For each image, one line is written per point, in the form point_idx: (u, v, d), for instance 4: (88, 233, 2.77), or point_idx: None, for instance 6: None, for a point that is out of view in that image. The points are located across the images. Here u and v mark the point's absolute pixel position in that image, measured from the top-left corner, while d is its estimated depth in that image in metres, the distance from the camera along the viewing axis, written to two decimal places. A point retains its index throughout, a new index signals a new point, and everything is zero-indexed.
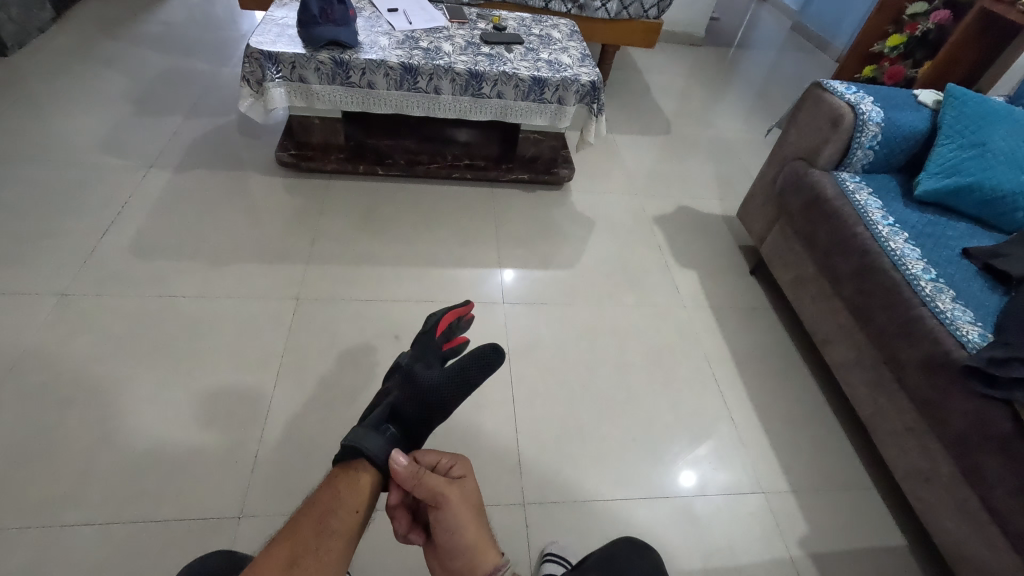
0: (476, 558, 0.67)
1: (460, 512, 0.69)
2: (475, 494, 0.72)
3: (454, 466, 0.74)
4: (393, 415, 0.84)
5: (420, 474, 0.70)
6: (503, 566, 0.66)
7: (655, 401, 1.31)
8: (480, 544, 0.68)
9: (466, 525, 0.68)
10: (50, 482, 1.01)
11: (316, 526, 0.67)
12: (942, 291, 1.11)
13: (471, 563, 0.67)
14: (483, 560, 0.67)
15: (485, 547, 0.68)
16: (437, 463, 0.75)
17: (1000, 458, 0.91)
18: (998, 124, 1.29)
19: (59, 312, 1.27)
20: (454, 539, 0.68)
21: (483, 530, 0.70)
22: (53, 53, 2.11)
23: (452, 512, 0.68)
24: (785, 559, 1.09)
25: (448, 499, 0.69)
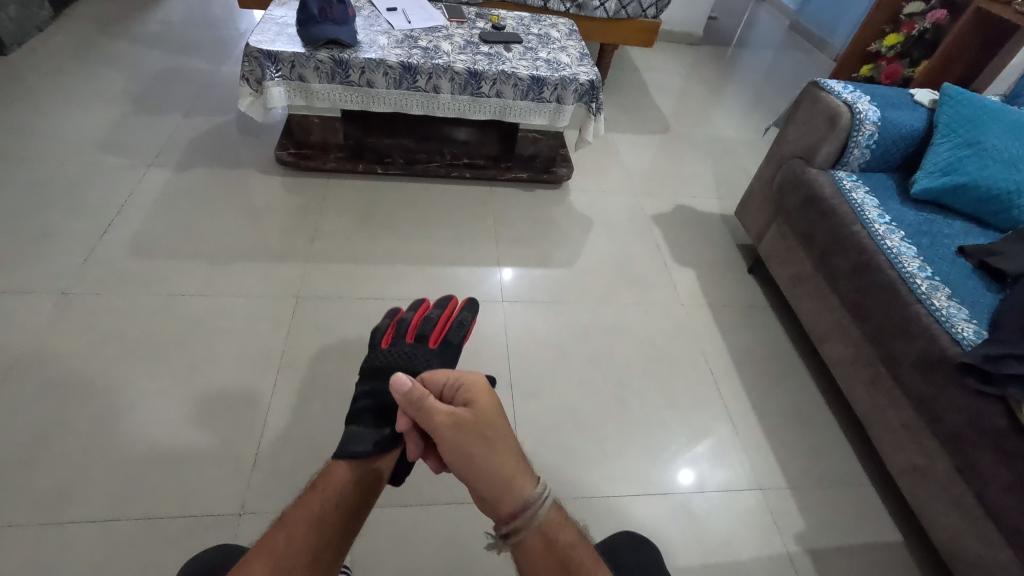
0: (503, 492, 0.56)
1: (474, 437, 0.59)
2: (490, 419, 0.62)
3: (462, 387, 0.65)
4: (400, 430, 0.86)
5: (420, 397, 0.63)
6: (535, 498, 0.55)
7: (654, 399, 1.32)
8: (505, 473, 0.57)
9: (479, 452, 0.58)
10: (51, 480, 1.01)
11: (352, 492, 0.70)
12: (938, 288, 1.12)
13: (496, 496, 0.56)
14: (512, 491, 0.56)
15: (512, 476, 0.57)
16: (446, 387, 0.67)
17: (996, 455, 0.91)
18: (995, 123, 1.29)
19: (58, 311, 1.27)
20: (469, 471, 0.58)
21: (508, 458, 0.59)
22: (51, 52, 2.11)
23: (461, 438, 0.59)
24: (782, 556, 1.10)
25: (456, 426, 0.60)
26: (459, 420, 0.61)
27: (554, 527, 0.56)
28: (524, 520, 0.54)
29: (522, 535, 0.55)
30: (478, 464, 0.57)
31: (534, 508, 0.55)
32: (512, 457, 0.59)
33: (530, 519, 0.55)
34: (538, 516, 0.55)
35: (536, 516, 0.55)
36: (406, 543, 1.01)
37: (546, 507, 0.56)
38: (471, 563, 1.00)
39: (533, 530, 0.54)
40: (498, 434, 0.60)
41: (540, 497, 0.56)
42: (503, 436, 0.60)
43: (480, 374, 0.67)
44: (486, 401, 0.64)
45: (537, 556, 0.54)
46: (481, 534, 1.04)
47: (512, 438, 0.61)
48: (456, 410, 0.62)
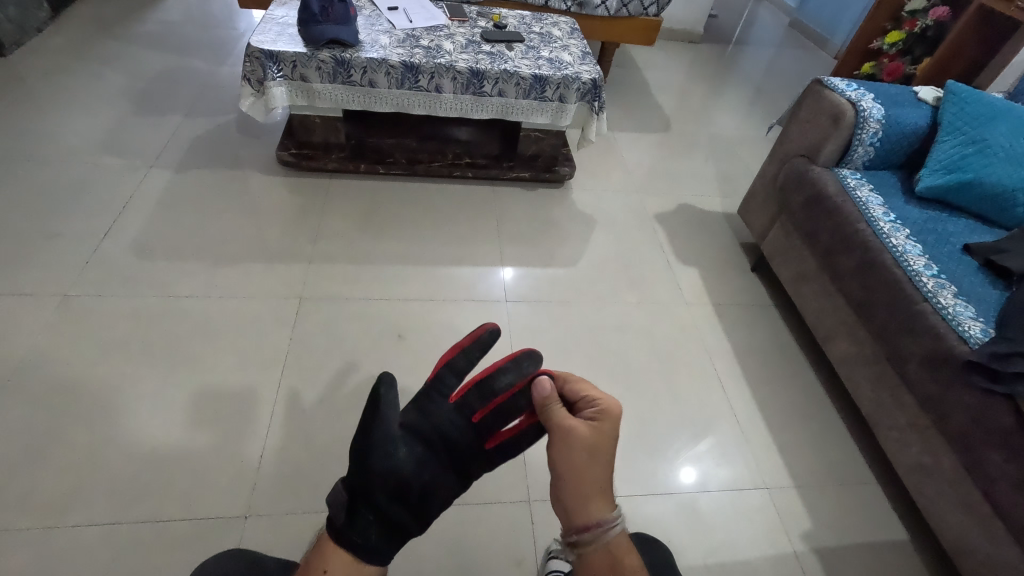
0: (583, 506, 0.62)
1: (581, 453, 0.63)
2: (601, 449, 0.64)
3: (593, 407, 0.67)
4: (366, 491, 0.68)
5: (549, 403, 0.67)
6: (609, 525, 0.60)
7: (659, 398, 1.32)
8: (589, 493, 0.62)
9: (574, 469, 0.63)
10: (54, 483, 1.01)
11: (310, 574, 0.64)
12: (944, 286, 1.11)
13: (576, 508, 0.63)
14: (590, 509, 0.62)
15: (596, 498, 0.62)
16: (580, 399, 0.68)
17: (1003, 452, 0.91)
18: (1000, 120, 1.29)
19: (60, 312, 1.26)
20: (562, 477, 0.64)
21: (600, 481, 0.63)
22: (50, 53, 2.10)
23: (568, 449, 0.63)
24: (789, 555, 1.10)
25: (571, 439, 0.64)
26: (573, 437, 0.64)
27: (623, 556, 0.60)
28: (595, 539, 0.60)
29: (588, 551, 0.60)
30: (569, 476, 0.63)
31: (607, 533, 0.60)
32: (601, 487, 0.63)
33: (601, 540, 0.60)
34: (609, 540, 0.60)
35: (606, 540, 0.60)
36: (412, 546, 1.01)
37: (618, 535, 0.61)
38: (477, 566, 1.00)
39: (600, 550, 0.60)
40: (602, 459, 0.63)
41: (615, 526, 0.61)
42: (606, 462, 0.64)
43: (615, 402, 0.67)
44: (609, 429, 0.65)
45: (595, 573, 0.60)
46: (487, 534, 1.04)
47: (611, 467, 0.64)
48: (575, 427, 0.64)
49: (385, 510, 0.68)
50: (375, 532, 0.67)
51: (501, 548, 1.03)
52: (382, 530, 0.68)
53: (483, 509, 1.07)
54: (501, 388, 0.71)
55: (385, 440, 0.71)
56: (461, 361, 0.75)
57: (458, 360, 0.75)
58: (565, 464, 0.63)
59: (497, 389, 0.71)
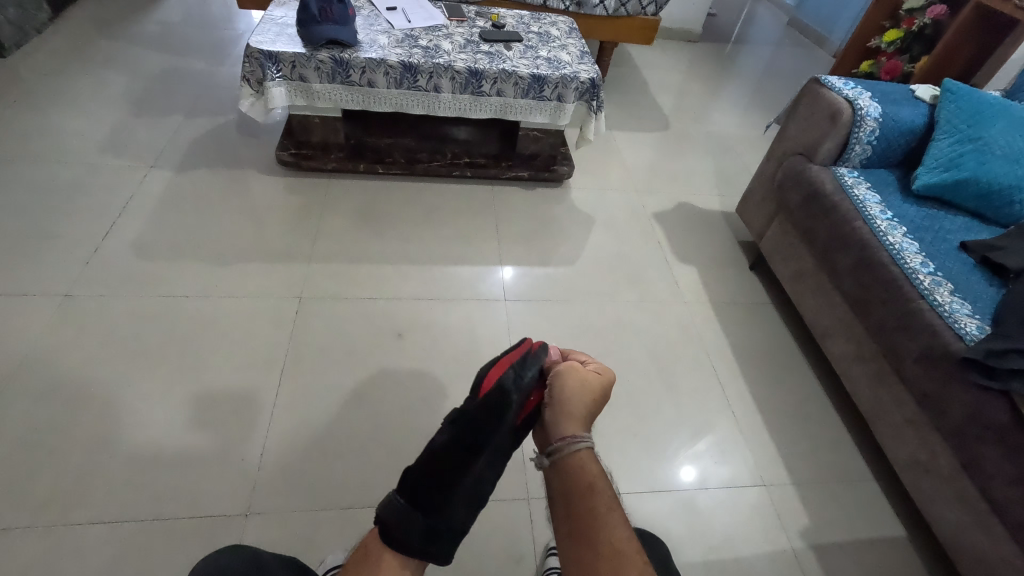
0: (559, 423, 0.68)
1: (568, 384, 0.72)
2: (590, 387, 0.73)
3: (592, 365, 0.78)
4: (439, 498, 0.61)
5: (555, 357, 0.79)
6: (580, 437, 0.66)
7: (658, 396, 1.32)
8: (567, 414, 0.69)
9: (562, 393, 0.71)
10: (56, 482, 1.01)
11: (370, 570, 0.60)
12: (940, 284, 1.12)
13: (554, 426, 0.68)
14: (565, 427, 0.68)
15: (572, 418, 0.69)
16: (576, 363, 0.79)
17: (999, 449, 0.92)
18: (996, 118, 1.30)
19: (62, 312, 1.27)
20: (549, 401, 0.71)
21: (580, 407, 0.70)
22: (50, 54, 2.10)
23: (557, 380, 0.73)
24: (787, 552, 1.11)
25: (562, 373, 0.73)
26: (570, 370, 0.74)
27: (589, 470, 0.63)
28: (564, 445, 0.65)
29: (557, 459, 0.65)
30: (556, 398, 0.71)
31: (576, 442, 0.65)
32: (579, 413, 0.70)
33: (569, 448, 0.64)
34: (577, 448, 0.64)
35: (575, 449, 0.64)
36: None
37: (586, 451, 0.65)
38: (477, 564, 1.00)
39: (569, 457, 0.64)
40: (586, 393, 0.72)
41: (585, 439, 0.65)
42: (589, 397, 0.72)
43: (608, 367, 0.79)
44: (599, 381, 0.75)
45: (561, 480, 0.63)
46: (486, 532, 1.05)
47: (593, 404, 0.72)
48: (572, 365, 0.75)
49: (457, 514, 0.62)
50: (441, 547, 0.60)
51: (501, 546, 1.03)
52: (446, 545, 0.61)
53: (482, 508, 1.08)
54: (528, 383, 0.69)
55: (464, 444, 0.63)
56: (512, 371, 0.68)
57: (507, 377, 0.67)
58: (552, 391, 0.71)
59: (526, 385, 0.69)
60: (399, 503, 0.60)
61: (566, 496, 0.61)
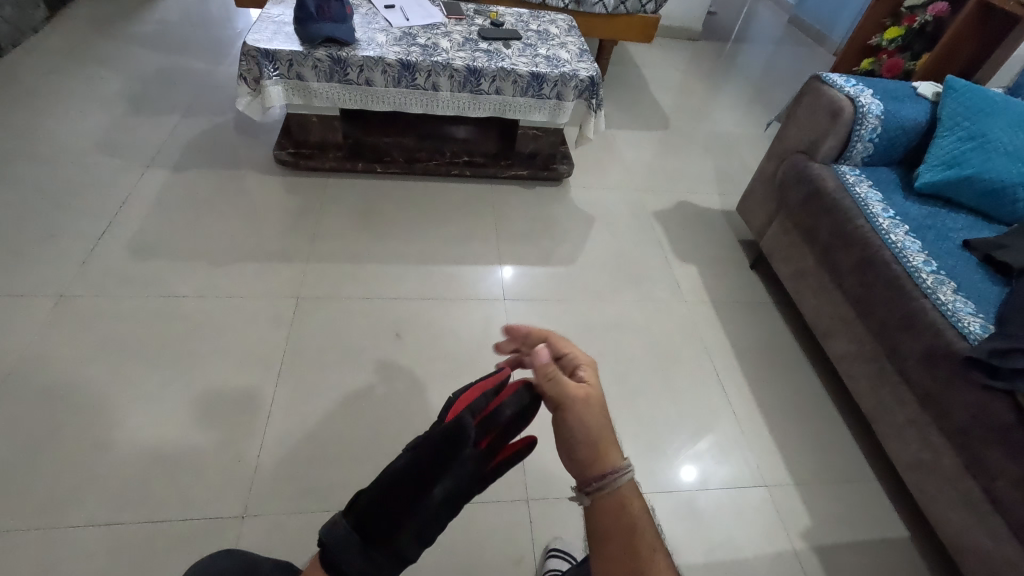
0: (593, 457, 0.58)
1: (579, 408, 0.60)
2: (602, 400, 0.63)
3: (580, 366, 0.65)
4: (379, 529, 0.54)
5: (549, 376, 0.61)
6: (621, 470, 0.57)
7: (659, 396, 1.31)
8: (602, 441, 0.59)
9: (591, 422, 0.60)
10: (51, 484, 1.00)
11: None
12: (943, 282, 1.11)
13: (590, 456, 0.58)
14: (602, 456, 0.58)
15: (604, 449, 0.59)
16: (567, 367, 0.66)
17: (1003, 449, 0.91)
18: (999, 115, 1.28)
19: (57, 312, 1.26)
20: (577, 430, 0.59)
21: (607, 434, 0.60)
22: (47, 53, 2.09)
23: (570, 407, 0.60)
24: (789, 553, 1.10)
25: (574, 395, 0.60)
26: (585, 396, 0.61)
27: (631, 505, 0.56)
28: (606, 487, 0.55)
29: (598, 496, 0.56)
30: (584, 429, 0.59)
31: (620, 477, 0.56)
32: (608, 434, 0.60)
33: (613, 486, 0.56)
34: (620, 487, 0.56)
35: (617, 485, 0.56)
36: None
37: (629, 483, 0.57)
38: (475, 566, 0.99)
39: (611, 495, 0.56)
40: (603, 412, 0.61)
41: (626, 472, 0.57)
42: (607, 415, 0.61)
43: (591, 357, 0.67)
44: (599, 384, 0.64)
45: (604, 520, 0.56)
46: (484, 534, 1.04)
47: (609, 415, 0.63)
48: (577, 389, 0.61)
49: (396, 547, 0.55)
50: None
51: (500, 547, 1.02)
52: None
53: (482, 509, 1.07)
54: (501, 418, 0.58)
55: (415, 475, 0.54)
56: (482, 401, 0.60)
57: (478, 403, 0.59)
58: (568, 424, 0.59)
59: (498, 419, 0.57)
60: (344, 529, 0.54)
61: (612, 543, 0.55)
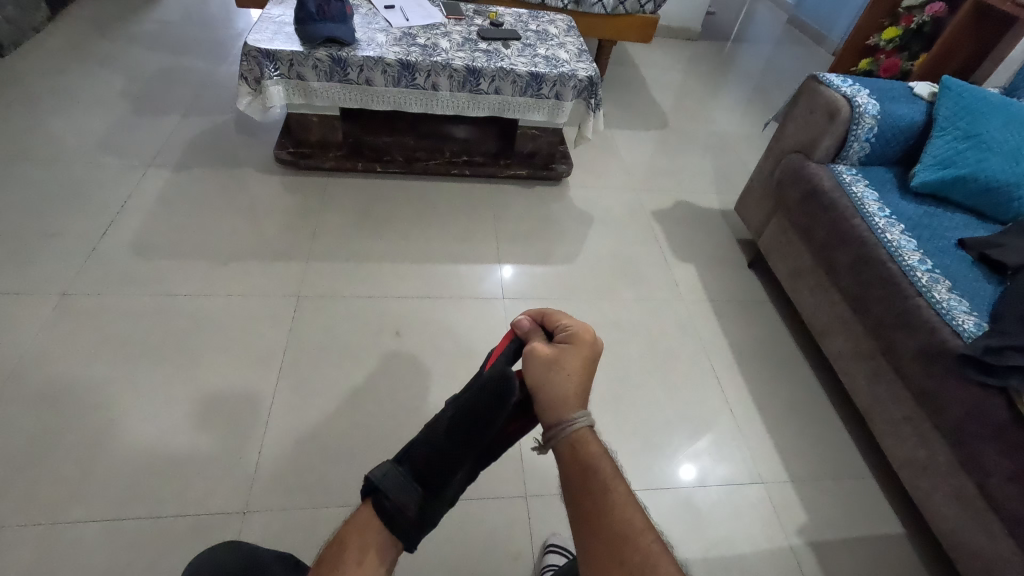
0: (549, 411, 0.62)
1: (542, 372, 0.64)
2: (574, 361, 0.64)
3: (565, 331, 0.67)
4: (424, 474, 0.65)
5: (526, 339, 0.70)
6: (571, 421, 0.60)
7: (656, 395, 1.32)
8: (557, 395, 0.62)
9: (552, 381, 0.63)
10: (55, 480, 1.01)
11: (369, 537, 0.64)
12: (938, 281, 1.12)
13: (547, 409, 0.62)
14: (557, 408, 0.61)
15: (559, 400, 0.62)
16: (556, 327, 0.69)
17: (997, 446, 0.92)
18: (995, 115, 1.29)
19: (60, 311, 1.27)
20: (538, 388, 0.64)
21: (563, 386, 0.63)
22: (49, 53, 2.10)
23: (525, 363, 0.66)
24: (786, 549, 1.11)
25: (528, 353, 0.66)
26: (549, 359, 0.64)
27: (588, 450, 0.59)
28: (555, 436, 0.59)
29: (553, 446, 0.60)
30: (542, 387, 0.63)
31: (568, 427, 0.59)
32: (570, 386, 0.62)
33: (563, 434, 0.59)
34: (571, 438, 0.59)
35: (568, 435, 0.59)
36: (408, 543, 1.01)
37: (581, 431, 0.60)
38: (474, 562, 1.00)
39: (563, 443, 0.59)
40: (566, 368, 0.64)
41: (578, 422, 0.60)
42: (571, 374, 0.63)
43: (586, 323, 0.67)
44: (581, 351, 0.65)
45: (563, 466, 0.59)
46: (484, 531, 1.04)
47: (584, 374, 0.64)
48: (544, 353, 0.65)
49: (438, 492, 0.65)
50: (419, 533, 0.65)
51: (498, 543, 1.03)
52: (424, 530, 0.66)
53: (481, 506, 1.08)
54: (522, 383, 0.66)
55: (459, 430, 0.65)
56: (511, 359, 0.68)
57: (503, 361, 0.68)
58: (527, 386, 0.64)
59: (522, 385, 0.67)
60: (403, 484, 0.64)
61: (572, 487, 0.58)
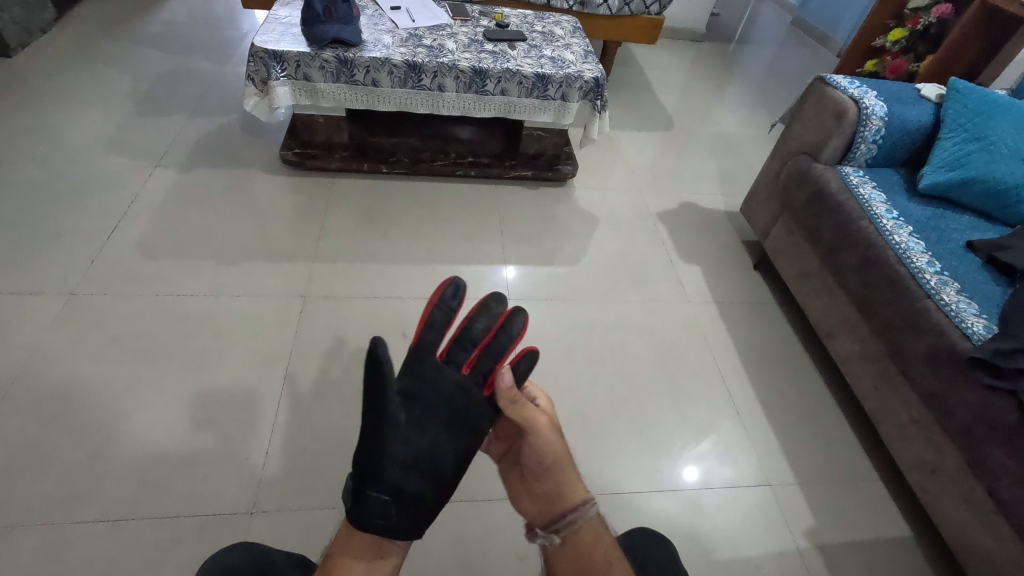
0: (564, 492, 0.74)
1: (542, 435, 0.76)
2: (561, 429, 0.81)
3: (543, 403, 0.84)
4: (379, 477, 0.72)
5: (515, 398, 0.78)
6: (588, 507, 0.72)
7: (661, 397, 1.32)
8: (571, 479, 0.75)
9: (557, 454, 0.76)
10: (62, 480, 1.02)
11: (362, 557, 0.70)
12: (947, 283, 1.11)
13: (561, 489, 0.74)
14: (573, 493, 0.74)
15: (571, 485, 0.75)
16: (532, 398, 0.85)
17: (1007, 449, 0.91)
18: (1004, 117, 1.29)
19: (67, 311, 1.27)
20: (546, 459, 0.76)
21: (568, 469, 0.76)
22: (55, 54, 2.11)
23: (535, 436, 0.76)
24: (792, 551, 1.10)
25: (533, 429, 0.76)
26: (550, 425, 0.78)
27: (600, 538, 0.70)
28: (577, 518, 0.70)
29: (569, 531, 0.70)
30: (552, 458, 0.76)
31: (587, 511, 0.71)
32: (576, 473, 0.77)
33: (582, 518, 0.71)
34: (589, 522, 0.71)
35: (586, 520, 0.71)
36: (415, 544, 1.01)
37: (595, 520, 0.72)
38: (481, 564, 1.00)
39: (581, 527, 0.70)
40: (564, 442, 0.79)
41: (594, 508, 0.72)
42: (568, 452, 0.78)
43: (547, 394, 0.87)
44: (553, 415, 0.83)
45: (577, 555, 0.69)
46: (491, 531, 1.04)
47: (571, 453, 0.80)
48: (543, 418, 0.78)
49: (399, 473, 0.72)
50: (405, 515, 0.72)
51: (506, 542, 1.03)
52: (419, 516, 0.74)
53: (487, 507, 1.08)
54: (479, 334, 0.84)
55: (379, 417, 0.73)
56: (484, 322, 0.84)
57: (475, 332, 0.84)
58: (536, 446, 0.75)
59: (475, 339, 0.84)
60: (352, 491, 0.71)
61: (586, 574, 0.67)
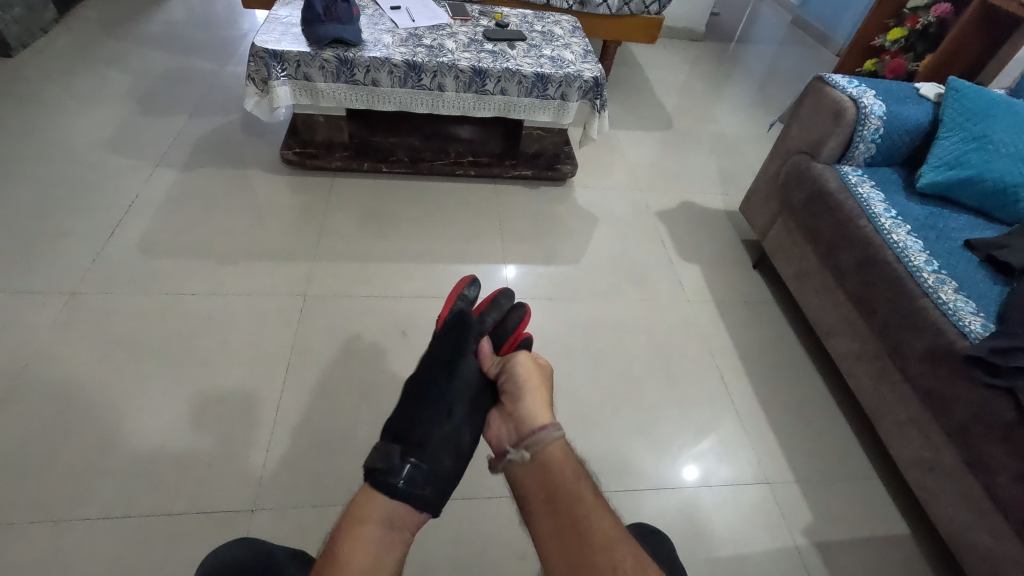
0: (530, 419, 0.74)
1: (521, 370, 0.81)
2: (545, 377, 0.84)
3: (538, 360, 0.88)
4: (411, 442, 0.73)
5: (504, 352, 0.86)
6: (552, 428, 0.71)
7: (660, 395, 1.32)
8: (539, 407, 0.76)
9: (532, 389, 0.79)
10: (63, 478, 1.02)
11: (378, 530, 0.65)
12: (945, 282, 1.12)
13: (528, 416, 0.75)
14: (539, 419, 0.73)
15: (539, 413, 0.75)
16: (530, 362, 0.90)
17: (1004, 447, 0.92)
18: (1002, 116, 1.29)
19: (68, 311, 1.28)
20: (521, 391, 0.79)
21: (538, 398, 0.77)
22: (57, 54, 2.11)
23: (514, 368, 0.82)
24: (791, 549, 1.11)
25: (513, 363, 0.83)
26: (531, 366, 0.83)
27: (563, 460, 0.68)
28: (539, 436, 0.69)
29: (534, 450, 0.69)
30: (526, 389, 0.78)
31: (550, 432, 0.70)
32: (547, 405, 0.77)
33: (545, 438, 0.69)
34: (552, 443, 0.69)
35: (549, 440, 0.69)
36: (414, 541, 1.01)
37: (559, 443, 0.70)
38: (480, 562, 1.00)
39: (543, 445, 0.69)
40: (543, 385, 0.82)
41: (558, 430, 0.70)
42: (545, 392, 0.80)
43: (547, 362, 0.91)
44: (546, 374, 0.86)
45: (540, 476, 0.67)
46: (490, 530, 1.05)
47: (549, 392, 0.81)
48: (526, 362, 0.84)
49: (434, 442, 0.74)
50: (432, 487, 0.70)
51: (505, 540, 1.04)
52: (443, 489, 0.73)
53: (487, 505, 1.08)
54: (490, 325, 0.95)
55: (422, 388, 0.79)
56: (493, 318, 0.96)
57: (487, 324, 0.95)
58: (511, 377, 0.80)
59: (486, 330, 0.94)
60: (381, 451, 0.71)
61: (548, 495, 0.64)
